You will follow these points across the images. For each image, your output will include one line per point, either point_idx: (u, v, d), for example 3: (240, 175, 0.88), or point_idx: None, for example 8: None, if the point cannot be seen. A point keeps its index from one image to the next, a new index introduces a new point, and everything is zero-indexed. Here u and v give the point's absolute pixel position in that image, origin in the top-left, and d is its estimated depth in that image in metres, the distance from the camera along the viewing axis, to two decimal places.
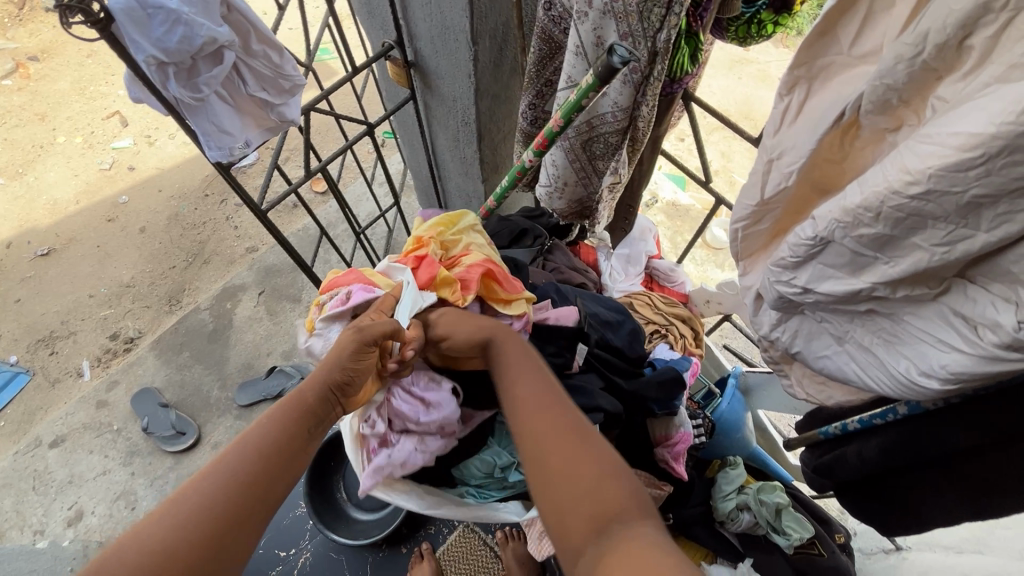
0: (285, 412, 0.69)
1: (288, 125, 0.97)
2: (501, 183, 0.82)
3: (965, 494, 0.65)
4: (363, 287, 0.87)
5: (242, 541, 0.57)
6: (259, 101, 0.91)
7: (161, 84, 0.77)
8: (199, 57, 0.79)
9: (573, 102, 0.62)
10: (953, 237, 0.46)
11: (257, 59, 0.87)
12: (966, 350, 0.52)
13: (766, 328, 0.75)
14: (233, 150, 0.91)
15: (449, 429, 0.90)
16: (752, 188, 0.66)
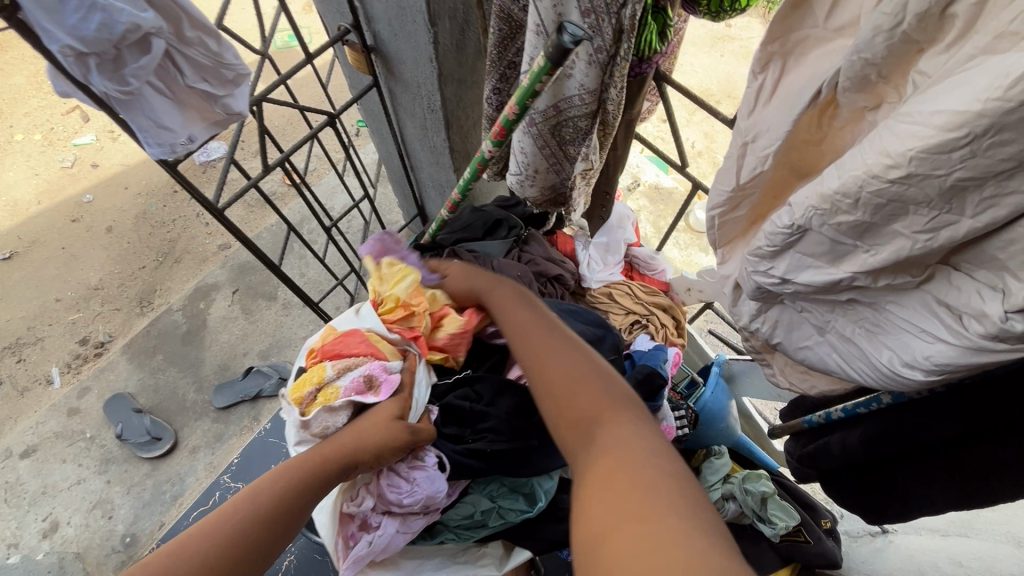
0: (307, 469, 0.67)
1: (237, 118, 0.95)
2: (464, 175, 0.78)
3: (950, 484, 0.63)
4: (379, 368, 0.80)
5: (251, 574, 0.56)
6: (201, 93, 0.88)
7: (83, 78, 0.73)
8: (123, 47, 0.75)
9: (526, 87, 0.60)
10: (936, 223, 0.43)
11: (193, 47, 0.83)
12: (951, 341, 0.49)
13: (745, 319, 0.72)
14: (175, 147, 0.87)
15: (435, 507, 0.82)
16: (728, 173, 0.62)
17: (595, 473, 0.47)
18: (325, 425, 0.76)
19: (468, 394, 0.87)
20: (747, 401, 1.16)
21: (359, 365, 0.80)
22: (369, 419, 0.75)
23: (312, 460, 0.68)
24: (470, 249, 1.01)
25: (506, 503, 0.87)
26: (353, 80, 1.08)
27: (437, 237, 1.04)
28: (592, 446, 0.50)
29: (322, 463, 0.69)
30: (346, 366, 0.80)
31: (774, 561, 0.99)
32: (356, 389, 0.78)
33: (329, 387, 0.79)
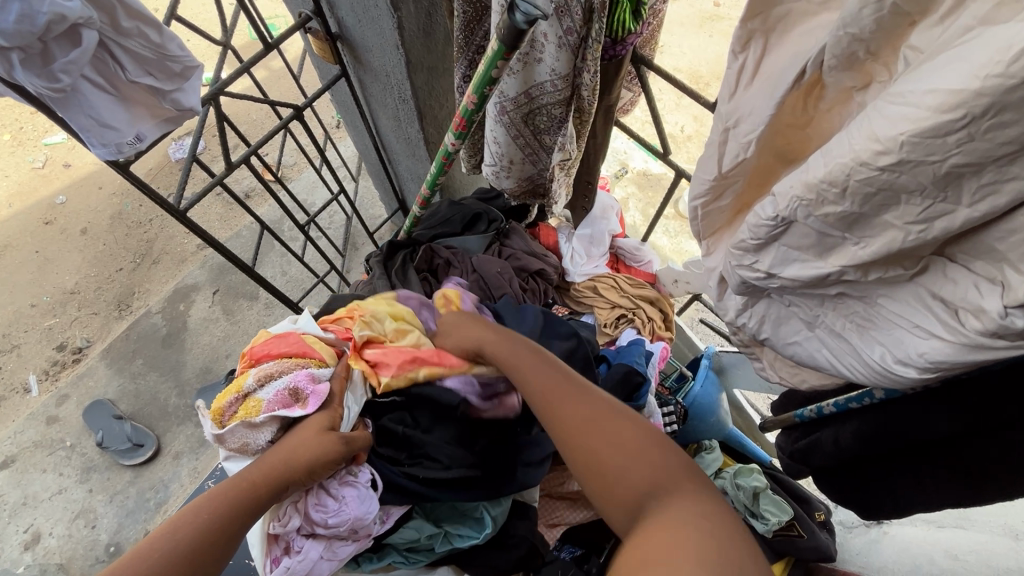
0: (234, 494, 0.63)
1: (188, 114, 0.92)
2: (431, 170, 0.75)
3: (945, 481, 0.61)
4: (304, 377, 0.75)
5: None
6: (148, 88, 0.85)
7: (7, 74, 0.69)
8: (50, 39, 0.70)
9: (483, 74, 0.59)
10: (930, 213, 0.39)
11: (132, 38, 0.78)
12: (946, 337, 0.46)
13: (731, 314, 0.68)
14: (121, 146, 0.86)
15: (364, 532, 0.76)
16: (709, 161, 0.59)
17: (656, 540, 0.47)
18: (245, 440, 0.72)
19: (404, 419, 0.81)
20: (738, 393, 1.14)
21: (284, 373, 0.75)
22: (298, 434, 0.70)
23: (241, 486, 0.64)
24: (448, 244, 0.99)
25: (454, 528, 0.83)
26: (322, 71, 1.03)
27: (414, 233, 1.00)
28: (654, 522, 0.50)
29: (251, 488, 0.64)
30: (269, 374, 0.74)
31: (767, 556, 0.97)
32: (279, 402, 0.72)
33: (251, 399, 0.73)
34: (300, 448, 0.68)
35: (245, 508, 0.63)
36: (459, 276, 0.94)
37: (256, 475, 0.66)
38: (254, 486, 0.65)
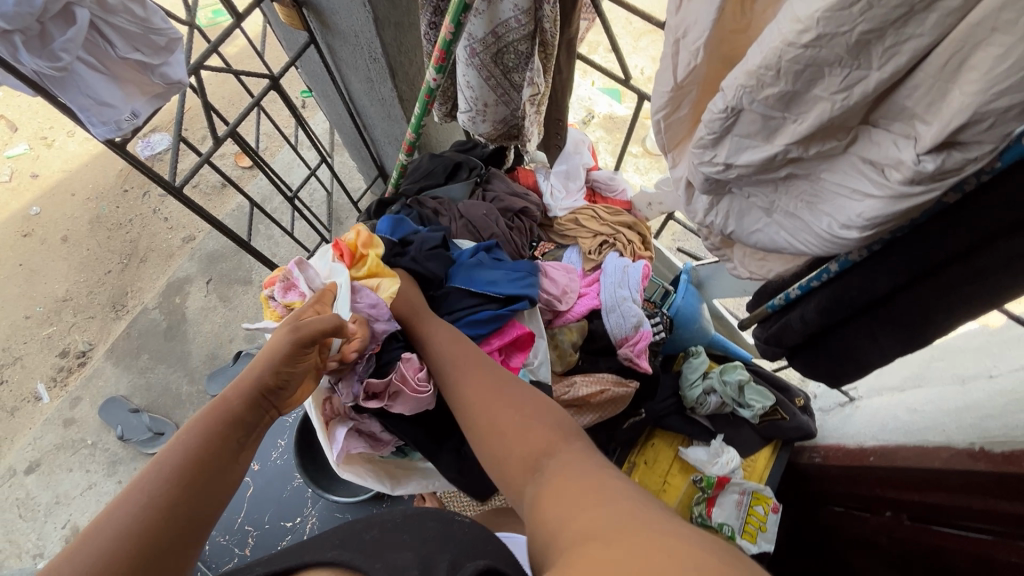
0: (207, 424, 0.60)
1: (176, 87, 1.02)
2: (415, 114, 0.81)
3: (895, 333, 0.71)
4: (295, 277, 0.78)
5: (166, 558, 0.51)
6: (134, 63, 0.95)
7: (13, 57, 0.79)
8: (47, 20, 0.81)
9: (459, 4, 0.64)
10: (849, 81, 0.47)
11: (117, 15, 0.89)
12: (877, 194, 0.54)
13: (701, 215, 0.75)
14: (120, 122, 0.96)
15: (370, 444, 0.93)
16: (665, 74, 0.65)
17: (547, 483, 0.55)
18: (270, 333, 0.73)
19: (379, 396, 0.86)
20: (717, 304, 1.23)
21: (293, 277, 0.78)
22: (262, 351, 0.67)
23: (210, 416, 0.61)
24: (434, 195, 1.04)
25: None
26: (289, 40, 1.06)
27: (401, 188, 1.05)
28: (549, 470, 0.57)
29: (229, 410, 0.62)
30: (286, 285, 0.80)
31: (756, 442, 1.08)
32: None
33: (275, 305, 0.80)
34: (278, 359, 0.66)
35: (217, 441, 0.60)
36: (448, 222, 0.98)
37: (238, 399, 0.63)
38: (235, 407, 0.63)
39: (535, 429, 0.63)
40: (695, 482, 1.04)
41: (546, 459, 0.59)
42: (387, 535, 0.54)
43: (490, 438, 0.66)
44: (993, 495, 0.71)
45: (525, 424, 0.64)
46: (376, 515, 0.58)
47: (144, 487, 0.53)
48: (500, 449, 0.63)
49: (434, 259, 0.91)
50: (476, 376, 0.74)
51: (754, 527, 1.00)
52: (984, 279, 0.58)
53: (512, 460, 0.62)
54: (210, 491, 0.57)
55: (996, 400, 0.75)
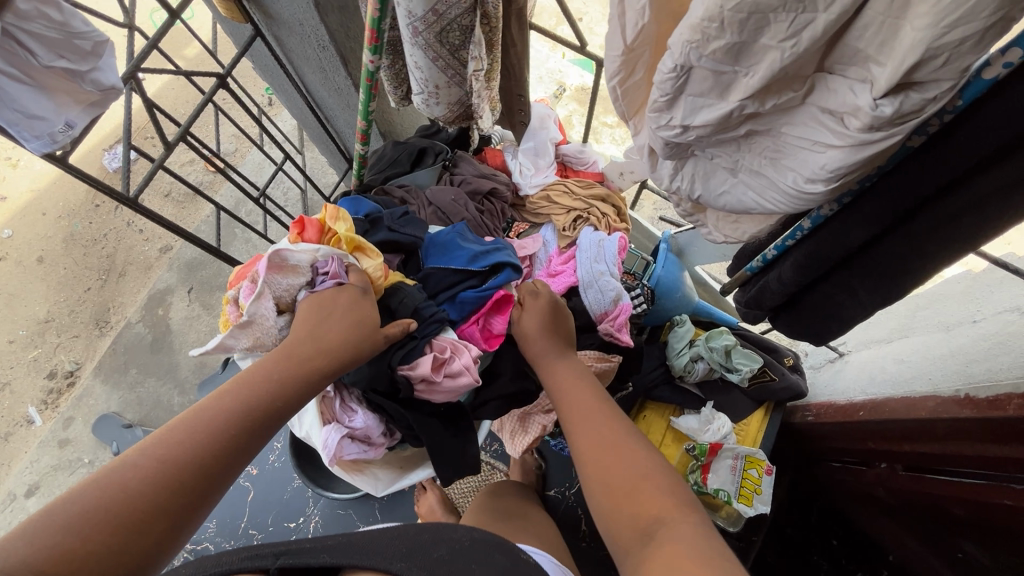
0: (256, 399, 0.65)
1: (109, 92, 1.01)
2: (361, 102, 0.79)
3: (872, 286, 0.69)
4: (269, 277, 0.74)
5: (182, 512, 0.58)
6: (61, 71, 0.92)
7: None
8: None
9: None
10: (796, 26, 0.45)
11: (33, 21, 0.83)
12: (838, 144, 0.52)
13: (666, 181, 0.72)
14: (54, 134, 0.95)
15: (368, 443, 0.87)
16: (614, 38, 0.62)
17: (656, 558, 0.54)
18: (258, 336, 0.75)
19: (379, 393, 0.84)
20: (700, 270, 1.22)
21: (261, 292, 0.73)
22: (329, 327, 0.72)
23: (263, 388, 0.66)
24: (400, 182, 1.01)
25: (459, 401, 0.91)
26: (237, 35, 1.02)
27: (366, 178, 1.02)
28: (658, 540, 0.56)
29: (270, 387, 0.66)
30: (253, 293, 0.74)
31: (747, 406, 1.08)
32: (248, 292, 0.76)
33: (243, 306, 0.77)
34: (310, 354, 0.70)
35: (258, 417, 0.65)
36: (416, 210, 0.96)
37: (286, 380, 0.68)
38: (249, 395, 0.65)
39: (649, 491, 0.61)
40: (688, 450, 1.04)
41: (657, 524, 0.58)
42: (449, 553, 0.63)
43: (605, 480, 0.65)
44: (979, 441, 0.71)
45: (644, 480, 0.63)
46: (444, 530, 0.68)
47: (143, 460, 0.57)
48: (612, 489, 0.64)
49: (408, 225, 0.91)
50: (593, 414, 0.73)
51: (750, 489, 0.99)
52: (958, 223, 0.56)
53: (625, 516, 0.61)
54: (234, 458, 0.62)
55: (979, 344, 0.74)
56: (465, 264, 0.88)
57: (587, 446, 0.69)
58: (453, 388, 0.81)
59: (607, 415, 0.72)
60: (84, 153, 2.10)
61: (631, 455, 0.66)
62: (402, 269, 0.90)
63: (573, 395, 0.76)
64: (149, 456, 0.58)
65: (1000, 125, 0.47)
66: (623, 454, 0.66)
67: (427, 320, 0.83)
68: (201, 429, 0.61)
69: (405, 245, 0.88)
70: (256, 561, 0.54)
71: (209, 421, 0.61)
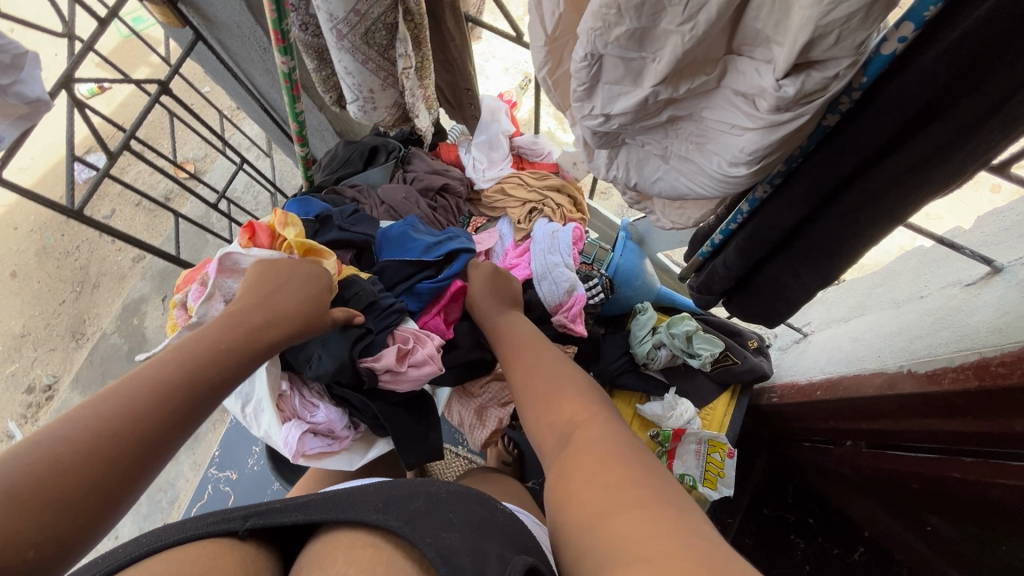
0: (198, 356, 0.60)
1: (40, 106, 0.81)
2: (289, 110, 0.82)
3: (811, 268, 0.69)
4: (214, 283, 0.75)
5: (114, 473, 0.50)
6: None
7: None
8: None
9: None
10: (691, 9, 0.44)
11: None
12: (753, 126, 0.52)
13: (603, 171, 0.72)
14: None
15: (332, 436, 0.87)
16: (535, 29, 0.61)
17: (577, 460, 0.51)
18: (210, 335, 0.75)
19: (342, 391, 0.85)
20: (663, 257, 1.22)
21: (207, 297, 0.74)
22: (275, 294, 0.71)
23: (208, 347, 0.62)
24: (351, 183, 1.01)
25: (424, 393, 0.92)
26: (180, 40, 1.01)
27: (318, 179, 1.02)
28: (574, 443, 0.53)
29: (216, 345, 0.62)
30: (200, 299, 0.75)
31: (712, 390, 1.08)
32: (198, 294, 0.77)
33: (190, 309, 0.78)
34: (258, 321, 0.67)
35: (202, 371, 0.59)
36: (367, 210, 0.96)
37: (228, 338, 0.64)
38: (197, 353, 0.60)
39: (574, 403, 0.60)
40: (653, 437, 1.04)
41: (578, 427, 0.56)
42: (432, 507, 0.52)
43: (536, 403, 0.63)
44: (926, 417, 0.71)
45: (572, 393, 0.62)
46: (421, 481, 0.57)
47: (71, 420, 0.51)
48: (542, 407, 0.62)
49: (358, 221, 0.90)
50: (526, 353, 0.73)
51: (714, 473, 1.01)
52: (881, 201, 0.56)
53: (551, 427, 0.59)
54: (178, 413, 0.56)
55: (925, 319, 0.74)
56: (418, 254, 0.88)
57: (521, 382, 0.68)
58: (417, 377, 0.82)
59: (543, 355, 0.71)
60: (52, 167, 2.10)
61: (563, 377, 0.65)
62: (356, 264, 0.89)
63: (512, 340, 0.77)
64: (90, 412, 0.52)
65: (905, 101, 0.46)
66: (555, 378, 0.65)
67: (386, 311, 0.83)
68: (141, 385, 0.55)
69: (358, 243, 0.88)
70: (223, 524, 0.49)
71: (155, 379, 0.56)
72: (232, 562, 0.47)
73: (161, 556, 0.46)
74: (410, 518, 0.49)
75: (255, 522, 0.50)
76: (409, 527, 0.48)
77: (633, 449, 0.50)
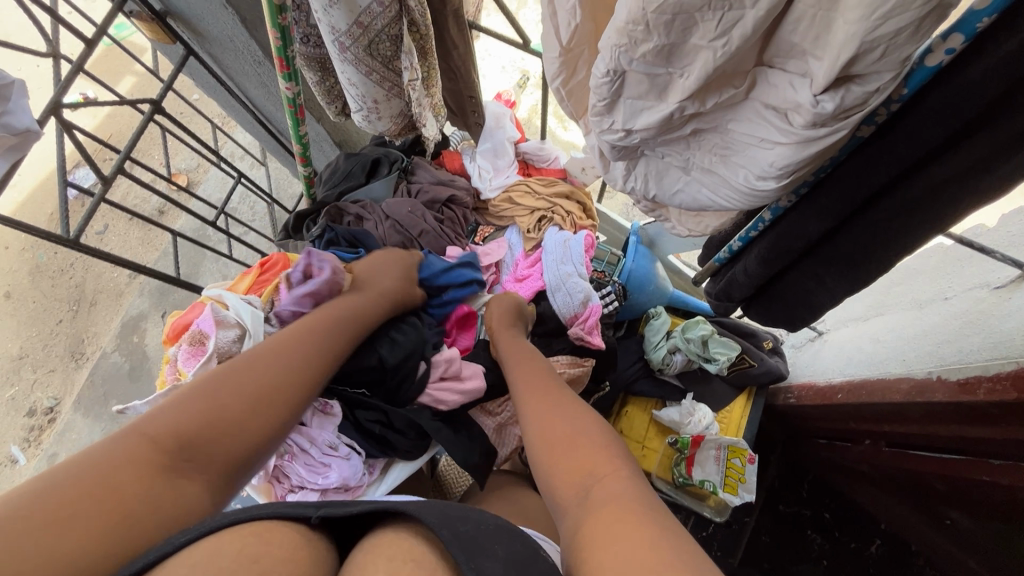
0: (319, 334, 0.70)
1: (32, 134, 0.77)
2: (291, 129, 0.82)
3: (837, 276, 0.67)
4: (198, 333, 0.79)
5: (261, 424, 0.58)
6: None
7: None
8: None
9: None
10: (725, 25, 0.42)
11: None
12: (785, 141, 0.49)
13: (620, 183, 0.68)
14: None
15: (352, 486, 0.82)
16: (549, 39, 0.58)
17: (598, 510, 0.46)
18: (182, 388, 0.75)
19: (380, 418, 0.84)
20: (673, 259, 1.20)
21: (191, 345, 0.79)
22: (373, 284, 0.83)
23: (319, 326, 0.71)
24: (355, 198, 0.98)
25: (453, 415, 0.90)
26: (170, 55, 0.98)
27: (320, 196, 0.99)
28: (591, 488, 0.49)
29: (330, 324, 0.72)
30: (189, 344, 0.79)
31: (728, 393, 1.07)
32: (191, 354, 0.79)
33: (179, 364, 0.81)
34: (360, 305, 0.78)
35: (323, 349, 0.69)
36: (373, 226, 0.94)
37: (337, 320, 0.73)
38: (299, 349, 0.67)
39: (588, 442, 0.55)
40: (671, 444, 1.03)
41: (592, 476, 0.51)
42: (481, 534, 0.44)
43: (548, 437, 0.58)
44: (955, 423, 0.70)
45: (585, 432, 0.57)
46: (467, 510, 0.49)
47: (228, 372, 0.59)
48: (551, 440, 0.58)
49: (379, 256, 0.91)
50: (545, 384, 0.69)
51: (735, 479, 0.99)
52: (916, 211, 0.54)
53: (563, 466, 0.54)
54: (302, 386, 0.64)
55: (950, 323, 0.73)
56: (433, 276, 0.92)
57: (534, 412, 0.64)
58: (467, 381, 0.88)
59: (560, 392, 0.67)
60: (41, 183, 2.05)
61: (579, 413, 0.61)
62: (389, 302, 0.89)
63: (528, 373, 0.73)
64: (240, 371, 0.60)
65: (952, 108, 0.44)
66: (570, 412, 0.61)
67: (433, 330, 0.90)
68: (279, 353, 0.64)
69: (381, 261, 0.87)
70: (298, 508, 0.45)
71: (290, 351, 0.65)
72: (296, 543, 0.42)
73: (240, 527, 0.41)
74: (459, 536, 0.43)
75: (327, 511, 0.45)
76: (459, 545, 0.41)
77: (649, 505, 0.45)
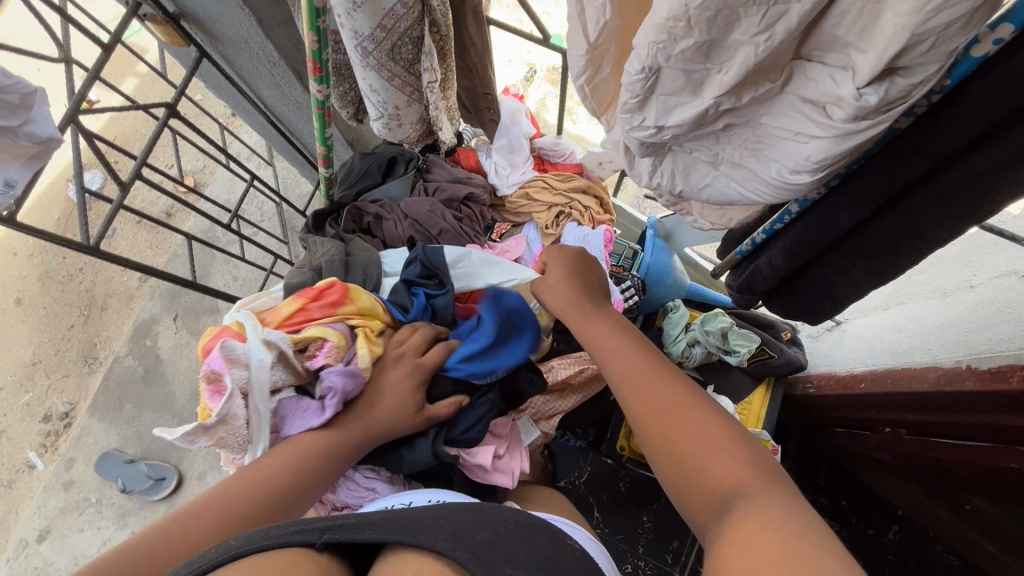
0: (318, 449, 0.68)
1: (51, 144, 0.77)
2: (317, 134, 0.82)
3: (866, 266, 0.67)
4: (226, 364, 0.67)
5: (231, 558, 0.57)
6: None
7: None
8: None
9: None
10: (769, 19, 0.42)
11: None
12: (822, 135, 0.49)
13: (645, 179, 0.67)
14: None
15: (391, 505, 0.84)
16: (576, 35, 0.57)
17: (737, 532, 0.46)
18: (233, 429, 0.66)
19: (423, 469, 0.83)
20: (689, 251, 1.19)
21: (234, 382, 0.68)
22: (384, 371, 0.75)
23: (325, 442, 0.68)
24: (373, 198, 0.99)
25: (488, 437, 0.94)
26: (182, 57, 0.97)
27: (337, 196, 0.98)
28: (734, 508, 0.49)
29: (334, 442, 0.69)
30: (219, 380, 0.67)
31: (747, 384, 1.07)
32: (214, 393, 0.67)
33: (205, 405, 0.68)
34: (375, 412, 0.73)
35: (316, 471, 0.66)
36: (393, 226, 0.94)
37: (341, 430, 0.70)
38: (308, 458, 0.66)
39: (724, 455, 0.53)
40: None
41: (733, 495, 0.50)
42: (501, 541, 0.46)
43: (670, 448, 0.56)
44: (982, 412, 0.70)
45: (712, 442, 0.54)
46: (489, 508, 0.51)
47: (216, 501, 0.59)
48: (675, 449, 0.56)
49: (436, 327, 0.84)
50: (639, 363, 0.64)
51: None
52: (949, 202, 0.53)
53: (695, 491, 0.53)
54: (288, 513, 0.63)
55: (978, 312, 0.73)
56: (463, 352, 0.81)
57: (637, 402, 0.61)
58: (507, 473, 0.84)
59: (660, 372, 0.62)
60: (46, 188, 2.05)
61: (694, 408, 0.58)
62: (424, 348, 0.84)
63: (616, 351, 0.67)
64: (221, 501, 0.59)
65: (995, 98, 0.44)
66: (686, 408, 0.58)
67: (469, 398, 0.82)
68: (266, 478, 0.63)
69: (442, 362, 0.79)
70: (300, 535, 0.44)
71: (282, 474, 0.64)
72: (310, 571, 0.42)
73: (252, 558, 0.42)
74: (477, 548, 0.45)
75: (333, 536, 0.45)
76: (476, 562, 0.43)
77: (803, 522, 0.44)
